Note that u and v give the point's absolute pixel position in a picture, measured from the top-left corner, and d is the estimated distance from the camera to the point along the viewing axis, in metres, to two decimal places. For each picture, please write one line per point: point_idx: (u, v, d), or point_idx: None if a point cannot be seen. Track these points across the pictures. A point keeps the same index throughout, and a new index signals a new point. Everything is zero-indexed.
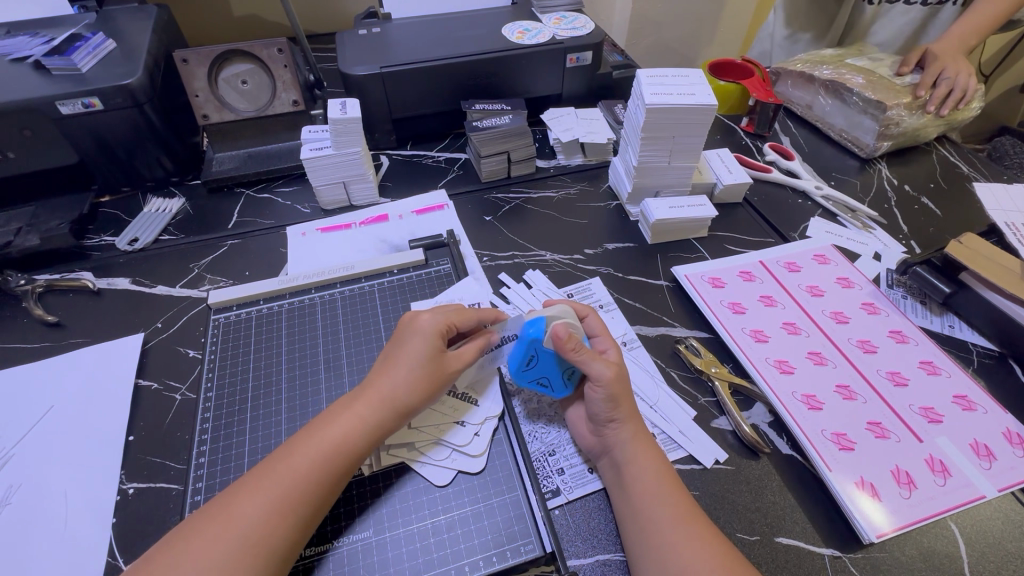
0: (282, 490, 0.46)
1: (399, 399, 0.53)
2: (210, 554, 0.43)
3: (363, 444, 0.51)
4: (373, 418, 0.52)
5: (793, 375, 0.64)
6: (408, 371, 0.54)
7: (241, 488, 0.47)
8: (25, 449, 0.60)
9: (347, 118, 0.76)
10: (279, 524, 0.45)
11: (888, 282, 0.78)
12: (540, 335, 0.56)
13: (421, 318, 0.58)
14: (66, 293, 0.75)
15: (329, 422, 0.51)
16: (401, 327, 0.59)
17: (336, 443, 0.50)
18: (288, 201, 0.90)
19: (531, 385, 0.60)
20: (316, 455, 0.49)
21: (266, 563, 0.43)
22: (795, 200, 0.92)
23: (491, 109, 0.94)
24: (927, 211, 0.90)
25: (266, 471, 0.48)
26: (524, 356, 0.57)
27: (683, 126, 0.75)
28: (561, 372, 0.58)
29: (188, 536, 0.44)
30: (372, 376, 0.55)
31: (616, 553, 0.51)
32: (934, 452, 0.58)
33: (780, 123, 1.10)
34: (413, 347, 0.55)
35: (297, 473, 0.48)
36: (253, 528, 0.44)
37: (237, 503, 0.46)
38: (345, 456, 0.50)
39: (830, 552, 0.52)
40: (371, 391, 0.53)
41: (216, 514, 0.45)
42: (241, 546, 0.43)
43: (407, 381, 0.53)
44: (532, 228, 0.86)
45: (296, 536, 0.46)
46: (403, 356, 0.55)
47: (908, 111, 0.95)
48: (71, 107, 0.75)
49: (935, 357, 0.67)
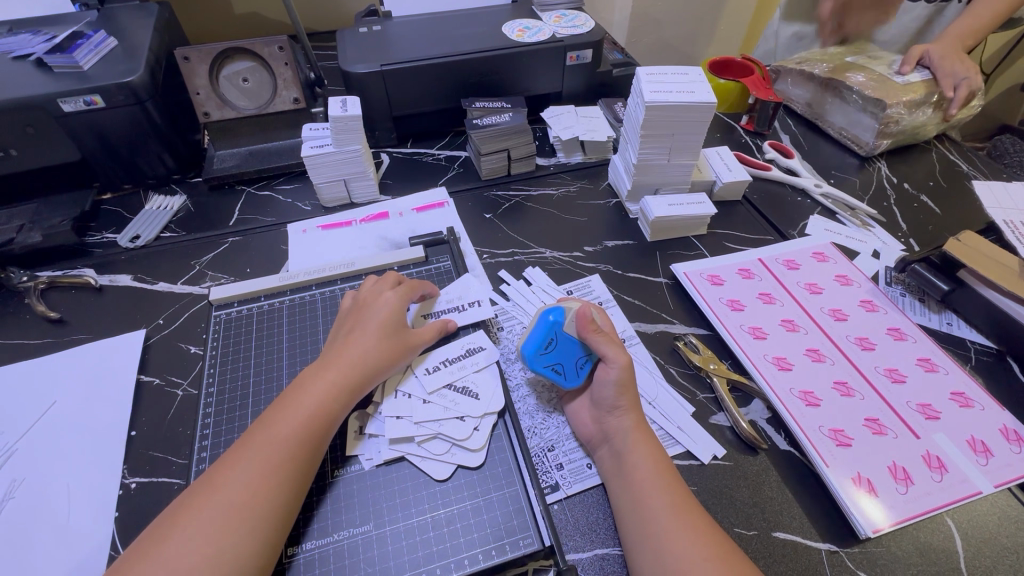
0: (266, 456, 0.49)
1: (369, 366, 0.56)
2: (200, 523, 0.44)
3: (338, 408, 0.53)
4: (344, 385, 0.54)
5: (791, 371, 0.65)
6: (374, 341, 0.58)
7: (225, 460, 0.49)
8: (28, 444, 0.60)
9: (348, 116, 0.76)
10: (265, 488, 0.47)
11: (887, 280, 0.78)
12: (561, 319, 0.60)
13: (382, 294, 0.62)
14: (68, 290, 0.75)
15: (303, 391, 0.54)
16: (362, 303, 0.62)
17: (312, 408, 0.52)
18: (289, 199, 0.90)
19: (545, 372, 0.60)
20: (293, 422, 0.51)
21: (255, 524, 0.45)
22: (794, 198, 0.92)
23: (491, 107, 0.94)
24: (927, 209, 0.91)
25: (248, 443, 0.50)
26: (545, 336, 0.60)
27: (682, 123, 0.75)
28: (577, 358, 0.60)
29: (180, 511, 0.46)
30: (340, 347, 0.57)
31: (614, 547, 0.51)
32: (930, 448, 0.58)
33: (780, 122, 1.11)
34: (378, 320, 0.59)
35: (278, 439, 0.50)
36: (239, 494, 0.46)
37: (223, 473, 0.48)
38: (320, 422, 0.52)
39: (828, 547, 0.52)
40: (340, 361, 0.56)
41: (205, 486, 0.47)
42: (230, 511, 0.45)
43: (373, 350, 0.57)
44: (533, 226, 0.86)
45: (282, 499, 0.47)
46: (368, 327, 0.59)
47: (908, 109, 0.95)
48: (73, 105, 0.76)
49: (933, 354, 0.67)
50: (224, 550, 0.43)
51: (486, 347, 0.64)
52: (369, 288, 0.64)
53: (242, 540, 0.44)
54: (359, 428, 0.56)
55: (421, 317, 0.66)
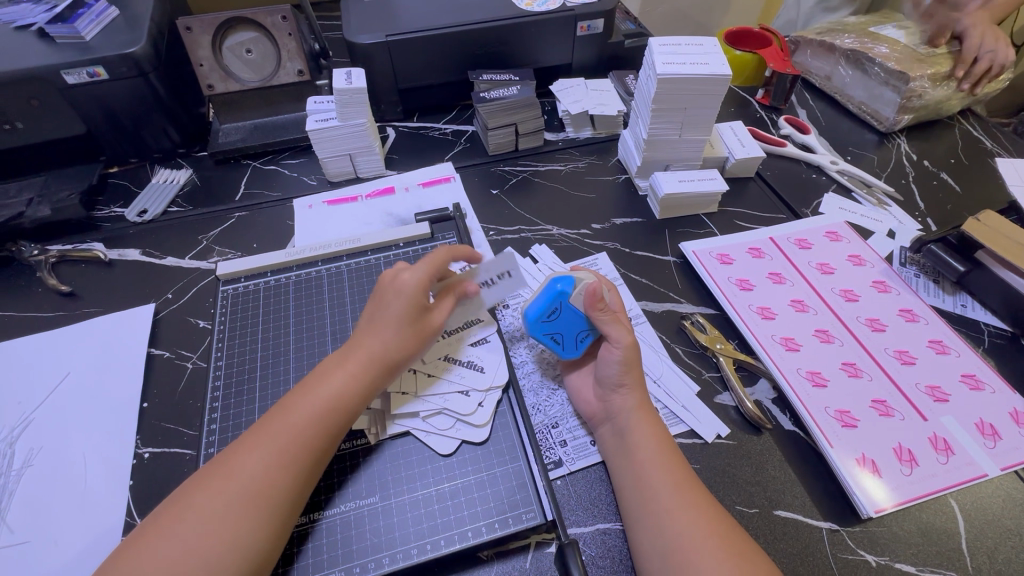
0: (281, 445, 0.48)
1: (388, 361, 0.54)
2: (215, 505, 0.45)
3: (354, 402, 0.52)
4: (363, 378, 0.53)
5: (799, 352, 0.64)
6: (396, 331, 0.54)
7: (242, 443, 0.49)
8: (44, 414, 0.62)
9: (353, 88, 0.75)
10: (279, 477, 0.47)
11: (901, 260, 0.76)
12: (571, 291, 0.59)
13: (402, 275, 0.55)
14: (77, 264, 0.76)
15: (320, 382, 0.52)
16: (381, 286, 0.56)
17: (328, 401, 0.51)
18: (295, 173, 0.90)
19: (542, 339, 0.61)
20: (310, 413, 0.50)
21: (269, 512, 0.46)
22: (809, 175, 0.89)
23: (499, 79, 0.91)
24: (946, 188, 0.88)
25: (264, 429, 0.50)
26: (548, 304, 0.59)
27: (696, 96, 0.73)
28: (578, 331, 0.60)
29: (193, 489, 0.47)
30: (359, 338, 0.55)
31: (615, 522, 0.52)
32: (937, 430, 0.58)
33: (796, 96, 1.07)
34: (399, 310, 0.54)
35: (295, 428, 0.49)
36: (252, 481, 0.46)
37: (239, 456, 0.48)
38: (338, 413, 0.51)
39: (829, 525, 0.53)
40: (360, 352, 0.54)
41: (218, 469, 0.47)
42: (242, 496, 0.46)
43: (395, 341, 0.54)
44: (539, 202, 0.85)
45: (296, 487, 0.48)
46: (388, 318, 0.54)
47: (932, 83, 0.91)
48: (76, 77, 0.75)
49: (945, 336, 0.66)
50: (239, 535, 0.44)
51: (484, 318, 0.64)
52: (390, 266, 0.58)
53: (256, 526, 0.45)
54: None
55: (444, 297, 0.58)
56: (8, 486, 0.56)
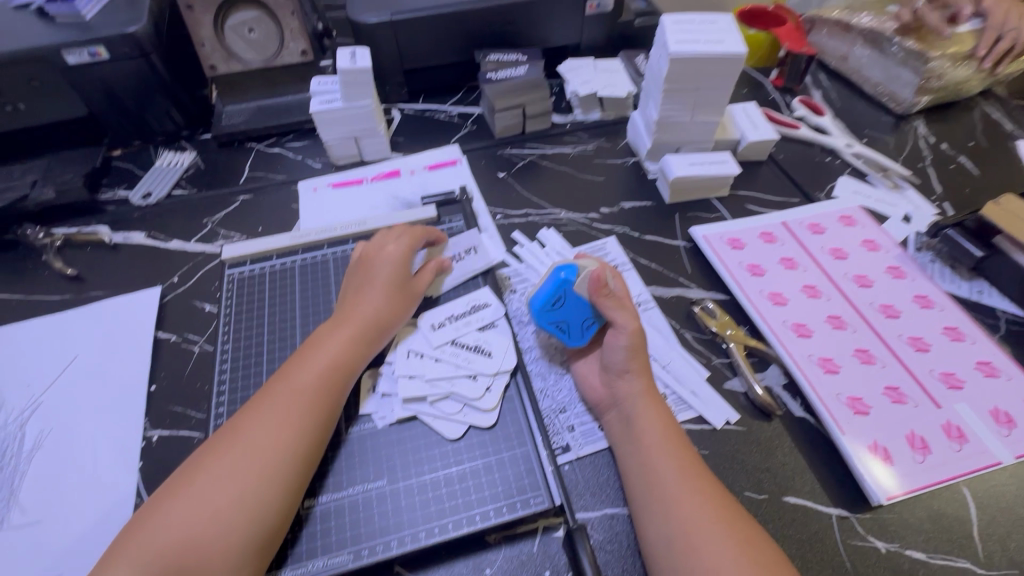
0: (285, 406, 0.50)
1: (381, 320, 0.57)
2: (224, 467, 0.46)
3: (353, 362, 0.54)
4: (359, 339, 0.55)
5: (811, 338, 0.63)
6: (384, 294, 0.58)
7: (248, 410, 0.50)
8: (53, 396, 0.62)
9: (358, 68, 0.74)
10: (285, 436, 0.48)
11: (916, 245, 0.74)
12: (574, 278, 0.58)
13: (386, 248, 0.62)
14: (83, 247, 0.76)
15: (318, 346, 0.55)
16: (367, 258, 0.62)
17: (327, 361, 0.53)
18: (299, 156, 0.89)
19: (547, 328, 0.60)
20: (312, 374, 0.52)
21: (278, 471, 0.46)
22: (823, 158, 0.87)
23: (506, 60, 0.88)
24: (964, 171, 0.86)
25: (268, 394, 0.51)
26: (552, 293, 0.58)
27: (708, 76, 0.71)
28: (583, 319, 0.59)
29: (203, 457, 0.47)
30: (351, 304, 0.58)
31: (623, 507, 0.52)
32: (951, 417, 0.57)
33: (811, 77, 1.04)
34: (385, 276, 0.60)
35: (298, 388, 0.51)
36: (259, 441, 0.47)
37: (246, 421, 0.49)
38: (339, 373, 0.53)
39: (838, 512, 0.52)
40: (354, 316, 0.57)
41: (226, 434, 0.48)
42: (251, 458, 0.46)
43: (384, 304, 0.58)
44: (547, 186, 0.83)
45: (303, 446, 0.48)
46: (377, 282, 0.59)
47: (953, 63, 0.88)
48: (78, 57, 0.74)
49: (960, 323, 0.65)
50: (249, 493, 0.45)
51: (491, 304, 0.64)
52: (373, 241, 0.64)
53: (265, 484, 0.45)
54: (371, 385, 0.57)
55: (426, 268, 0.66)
56: (20, 466, 0.57)
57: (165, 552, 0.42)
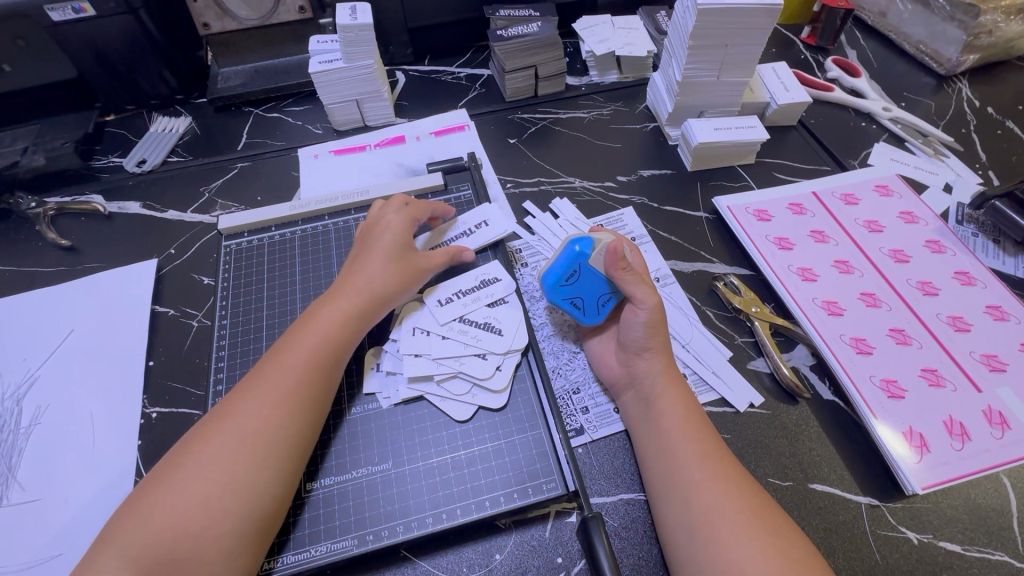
0: (275, 385, 0.47)
1: (378, 293, 0.54)
2: (214, 450, 0.44)
3: (348, 337, 0.51)
4: (354, 313, 0.52)
5: (842, 317, 0.59)
6: (381, 265, 0.55)
7: (239, 390, 0.47)
8: (50, 371, 0.60)
9: (358, 24, 0.68)
10: (276, 416, 0.45)
11: (958, 218, 0.69)
12: (589, 251, 0.55)
13: (386, 218, 0.59)
14: (77, 217, 0.73)
15: (311, 321, 0.52)
16: (367, 230, 0.59)
17: (320, 336, 0.50)
18: (299, 121, 0.84)
19: (563, 305, 0.56)
20: (303, 351, 0.49)
21: (269, 452, 0.44)
22: (859, 124, 0.81)
23: (518, 16, 0.82)
24: (1012, 137, 0.79)
25: (259, 372, 0.48)
26: (567, 267, 0.55)
27: (738, 30, 0.65)
28: (600, 294, 0.55)
29: (193, 441, 0.45)
30: (346, 276, 0.55)
31: (639, 493, 0.50)
32: (992, 403, 0.53)
33: (846, 34, 0.96)
34: (384, 246, 0.56)
35: (288, 366, 0.48)
36: (249, 422, 0.45)
37: (236, 402, 0.46)
38: (331, 348, 0.50)
39: (868, 500, 0.49)
40: (348, 289, 0.53)
41: (217, 416, 0.46)
42: (242, 442, 0.44)
43: (381, 275, 0.54)
44: (560, 153, 0.78)
45: (294, 426, 0.46)
46: (374, 253, 0.56)
47: (1007, 16, 0.81)
48: (61, 13, 0.69)
49: (1004, 301, 0.60)
50: (240, 477, 0.43)
51: (501, 279, 0.60)
52: (374, 212, 0.60)
53: (257, 468, 0.43)
54: (375, 364, 0.54)
55: (430, 246, 0.63)
56: (18, 443, 0.55)
57: (156, 541, 0.40)
